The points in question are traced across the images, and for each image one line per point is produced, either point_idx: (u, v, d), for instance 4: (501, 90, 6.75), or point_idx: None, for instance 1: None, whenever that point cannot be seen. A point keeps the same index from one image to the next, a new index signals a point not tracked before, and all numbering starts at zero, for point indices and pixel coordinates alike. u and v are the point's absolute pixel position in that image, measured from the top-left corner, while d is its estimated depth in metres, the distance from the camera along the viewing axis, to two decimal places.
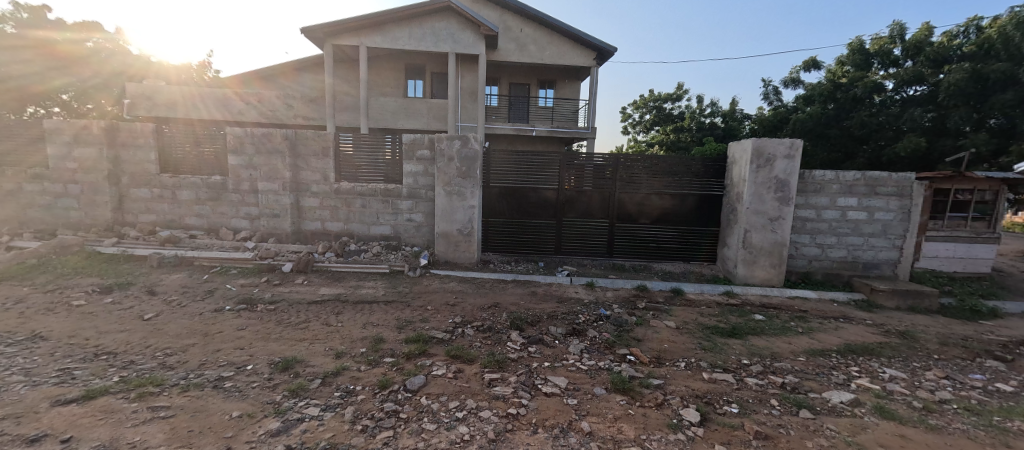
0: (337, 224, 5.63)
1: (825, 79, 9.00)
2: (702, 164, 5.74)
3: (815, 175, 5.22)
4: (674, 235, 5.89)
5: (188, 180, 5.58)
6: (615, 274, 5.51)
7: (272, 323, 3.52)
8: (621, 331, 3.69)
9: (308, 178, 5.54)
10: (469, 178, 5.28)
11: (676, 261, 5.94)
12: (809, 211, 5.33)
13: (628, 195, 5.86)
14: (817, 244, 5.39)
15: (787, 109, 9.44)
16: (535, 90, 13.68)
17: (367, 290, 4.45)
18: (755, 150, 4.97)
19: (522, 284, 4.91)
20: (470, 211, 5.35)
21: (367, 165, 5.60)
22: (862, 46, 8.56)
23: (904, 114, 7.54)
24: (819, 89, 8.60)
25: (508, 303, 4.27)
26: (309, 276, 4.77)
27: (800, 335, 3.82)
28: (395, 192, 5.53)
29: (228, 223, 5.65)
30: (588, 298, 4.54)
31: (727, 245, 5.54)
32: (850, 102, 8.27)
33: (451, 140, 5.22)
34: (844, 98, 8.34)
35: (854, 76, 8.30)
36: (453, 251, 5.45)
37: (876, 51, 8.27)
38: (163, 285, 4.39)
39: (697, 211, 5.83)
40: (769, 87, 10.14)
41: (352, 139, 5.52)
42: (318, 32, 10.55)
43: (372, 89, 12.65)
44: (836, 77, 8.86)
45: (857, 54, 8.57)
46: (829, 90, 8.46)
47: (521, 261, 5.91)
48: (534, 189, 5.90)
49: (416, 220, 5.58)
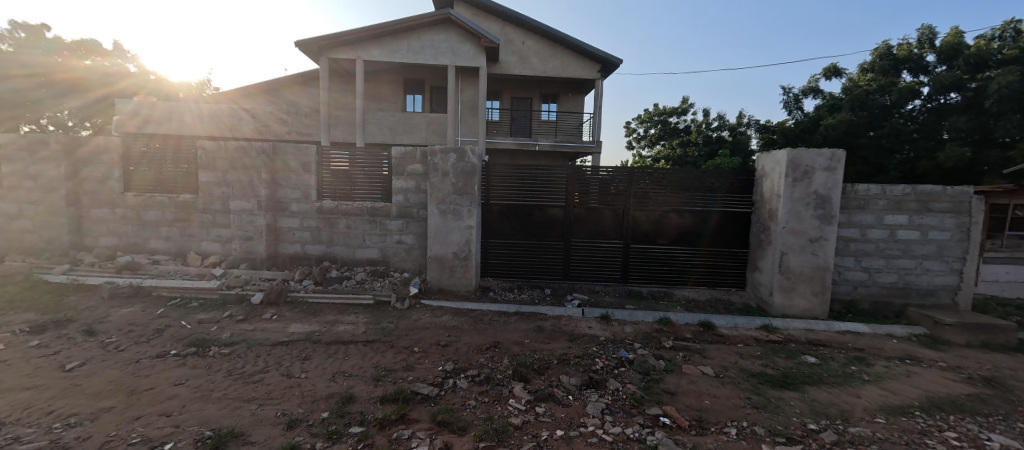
0: (318, 247, 5.01)
1: (853, 87, 8.45)
2: (727, 177, 5.13)
3: (858, 189, 4.61)
4: (696, 258, 5.24)
5: (155, 199, 5.03)
6: (632, 303, 4.83)
7: (219, 376, 2.85)
8: (648, 381, 2.99)
9: (288, 195, 4.97)
10: (466, 194, 4.68)
11: (699, 286, 5.26)
12: (852, 230, 4.68)
13: (643, 213, 5.25)
14: (863, 269, 4.72)
15: (813, 118, 8.83)
16: (538, 104, 13.25)
17: (345, 327, 3.80)
18: (791, 163, 4.38)
19: (526, 318, 4.23)
20: (466, 232, 4.72)
21: (353, 181, 5.02)
22: (890, 52, 8.04)
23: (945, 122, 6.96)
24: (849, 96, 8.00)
25: (510, 343, 3.59)
26: (280, 309, 4.12)
27: (867, 385, 3.11)
28: (384, 211, 4.94)
29: (197, 246, 5.05)
30: (604, 335, 3.86)
31: (759, 270, 4.88)
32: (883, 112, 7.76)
33: (445, 153, 4.66)
34: (877, 107, 7.79)
35: (884, 83, 7.79)
36: (447, 278, 4.80)
37: (907, 57, 7.74)
38: (107, 322, 3.76)
39: (721, 230, 5.19)
40: (787, 96, 9.61)
41: (337, 152, 4.98)
42: (313, 45, 10.21)
43: (369, 104, 12.24)
44: (864, 85, 8.30)
45: (886, 60, 8.02)
46: (859, 99, 7.86)
47: (524, 287, 5.25)
48: (539, 207, 5.30)
49: (406, 242, 4.96)
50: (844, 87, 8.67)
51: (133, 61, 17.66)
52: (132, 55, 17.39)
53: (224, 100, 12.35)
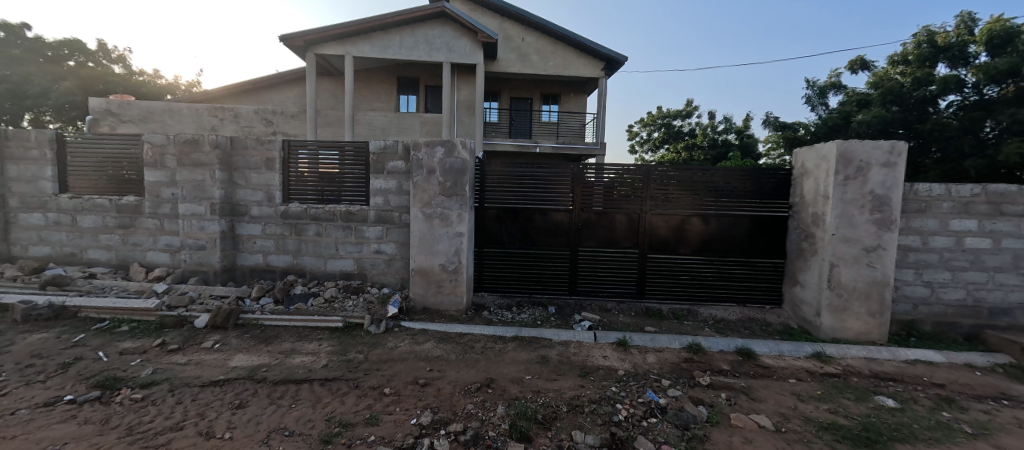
0: (283, 258, 4.28)
1: (887, 77, 7.89)
2: (758, 177, 4.43)
3: (917, 189, 3.91)
4: (722, 270, 4.51)
5: (94, 202, 4.34)
6: (652, 324, 4.07)
7: (111, 438, 2.10)
8: (691, 440, 2.23)
9: (247, 197, 4.25)
10: (456, 196, 3.96)
11: (728, 304, 4.52)
12: (911, 238, 3.97)
13: (661, 218, 4.54)
14: (925, 283, 3.99)
15: (840, 113, 8.26)
16: (538, 104, 12.63)
17: (301, 359, 3.05)
18: (841, 157, 3.67)
19: (527, 344, 3.49)
20: (456, 240, 3.99)
21: (333, 183, 4.30)
22: (933, 39, 7.40)
23: (1001, 114, 6.15)
24: (885, 87, 7.51)
25: (507, 381, 2.84)
26: (227, 335, 3.38)
27: (980, 443, 2.35)
28: (360, 216, 4.22)
29: (141, 257, 4.32)
30: (623, 368, 3.12)
31: (800, 285, 4.14)
32: (918, 106, 7.26)
33: (430, 147, 3.95)
34: (912, 100, 7.31)
35: (921, 74, 7.23)
36: (433, 295, 4.05)
37: (951, 45, 7.09)
38: (4, 353, 3.00)
39: (752, 238, 4.47)
40: (809, 91, 9.04)
41: (313, 152, 4.28)
42: (298, 40, 9.53)
43: (359, 104, 11.60)
44: (898, 77, 7.74)
45: (926, 48, 7.42)
46: (893, 91, 7.40)
47: (525, 305, 4.50)
48: (541, 211, 4.59)
49: (386, 252, 4.24)
50: (876, 77, 8.11)
51: (118, 61, 17.11)
52: (118, 55, 16.87)
53: (206, 100, 11.70)
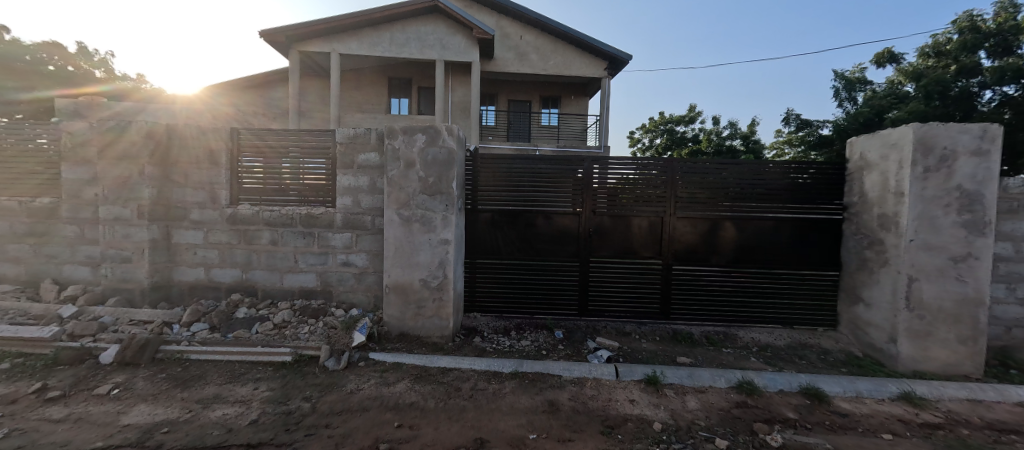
0: (229, 273, 3.49)
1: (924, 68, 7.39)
2: (803, 173, 3.69)
3: (1008, 184, 3.18)
4: (763, 284, 3.74)
5: (2, 205, 3.56)
6: (684, 353, 3.28)
7: None
8: None
9: (186, 197, 3.49)
10: (440, 194, 3.21)
11: (771, 326, 3.73)
12: (1000, 244, 3.23)
13: (688, 222, 3.79)
14: (1020, 301, 3.23)
15: (872, 109, 7.77)
16: (537, 107, 12.01)
17: (223, 411, 2.24)
18: (920, 144, 2.95)
19: (531, 384, 2.69)
20: (440, 250, 3.22)
21: (295, 181, 3.55)
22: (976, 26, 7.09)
23: None
24: (927, 77, 6.94)
25: (503, 445, 2.03)
26: (135, 375, 2.57)
27: None
28: (324, 219, 3.45)
29: (56, 273, 3.53)
30: (660, 419, 2.32)
31: (864, 303, 3.37)
32: (962, 98, 6.68)
33: (409, 134, 3.21)
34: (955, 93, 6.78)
35: (965, 64, 6.74)
36: (412, 317, 3.24)
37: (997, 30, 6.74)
38: None
39: (798, 246, 3.71)
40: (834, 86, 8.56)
41: (273, 145, 3.54)
42: (280, 36, 8.90)
43: (348, 106, 10.93)
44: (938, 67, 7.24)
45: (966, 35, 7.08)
46: (937, 79, 6.78)
47: (526, 329, 3.71)
48: (545, 214, 3.84)
49: (356, 265, 3.46)
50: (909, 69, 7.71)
51: (99, 65, 16.49)
52: (100, 58, 16.24)
53: (185, 102, 11.01)
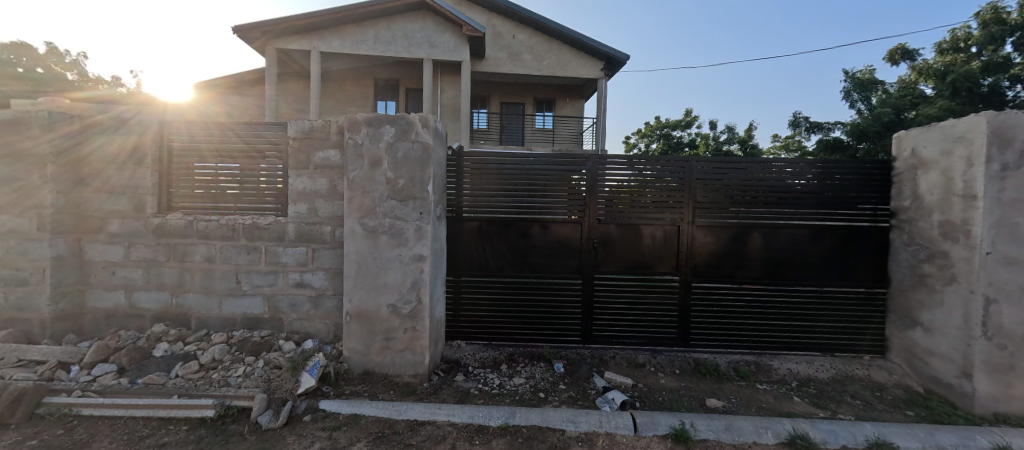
0: (157, 297, 2.86)
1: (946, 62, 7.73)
2: (840, 173, 3.16)
3: None
4: (796, 304, 3.19)
5: None
6: (712, 393, 2.70)
7: None
8: None
9: (105, 205, 2.87)
10: (413, 200, 2.62)
11: (808, 355, 3.17)
12: None
13: (708, 231, 3.23)
14: None
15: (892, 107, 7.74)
16: (530, 110, 11.49)
17: None
18: (996, 137, 2.42)
19: (525, 444, 2.07)
20: (413, 268, 2.62)
21: (242, 187, 2.94)
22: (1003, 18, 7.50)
23: None
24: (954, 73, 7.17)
25: None
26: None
27: None
28: (273, 232, 2.83)
29: None
30: None
31: (923, 328, 2.82)
32: (991, 95, 6.98)
33: (375, 126, 2.62)
34: (983, 91, 7.05)
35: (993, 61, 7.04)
36: (379, 352, 2.62)
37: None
38: None
39: (837, 260, 3.17)
40: (851, 79, 8.82)
41: (217, 143, 2.94)
42: (255, 32, 8.32)
43: (331, 108, 10.34)
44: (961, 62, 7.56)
45: (994, 28, 7.46)
46: (967, 75, 7.02)
47: (520, 360, 3.11)
48: (542, 223, 3.26)
49: (313, 287, 2.84)
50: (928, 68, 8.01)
51: (73, 67, 15.79)
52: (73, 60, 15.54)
53: None
